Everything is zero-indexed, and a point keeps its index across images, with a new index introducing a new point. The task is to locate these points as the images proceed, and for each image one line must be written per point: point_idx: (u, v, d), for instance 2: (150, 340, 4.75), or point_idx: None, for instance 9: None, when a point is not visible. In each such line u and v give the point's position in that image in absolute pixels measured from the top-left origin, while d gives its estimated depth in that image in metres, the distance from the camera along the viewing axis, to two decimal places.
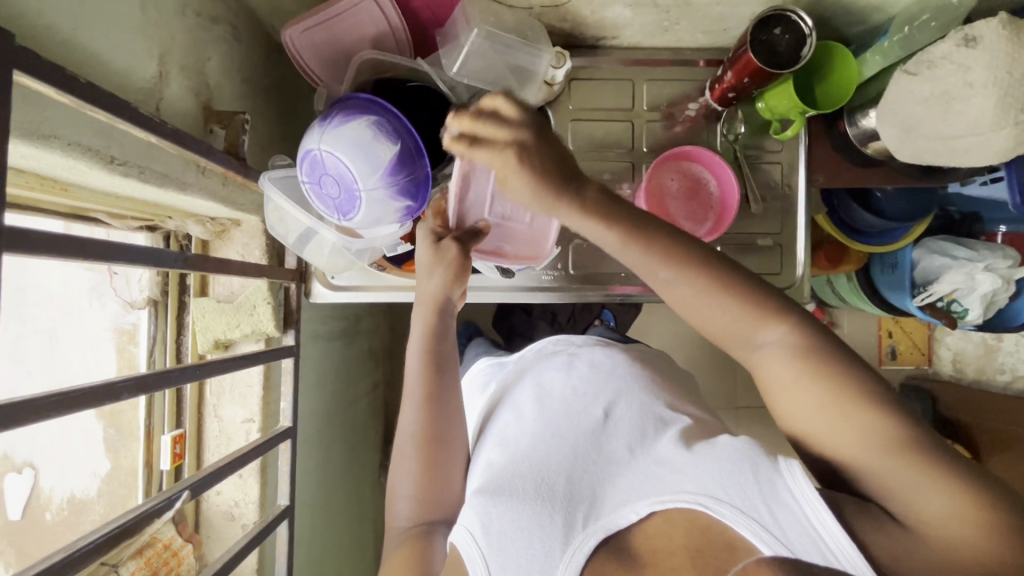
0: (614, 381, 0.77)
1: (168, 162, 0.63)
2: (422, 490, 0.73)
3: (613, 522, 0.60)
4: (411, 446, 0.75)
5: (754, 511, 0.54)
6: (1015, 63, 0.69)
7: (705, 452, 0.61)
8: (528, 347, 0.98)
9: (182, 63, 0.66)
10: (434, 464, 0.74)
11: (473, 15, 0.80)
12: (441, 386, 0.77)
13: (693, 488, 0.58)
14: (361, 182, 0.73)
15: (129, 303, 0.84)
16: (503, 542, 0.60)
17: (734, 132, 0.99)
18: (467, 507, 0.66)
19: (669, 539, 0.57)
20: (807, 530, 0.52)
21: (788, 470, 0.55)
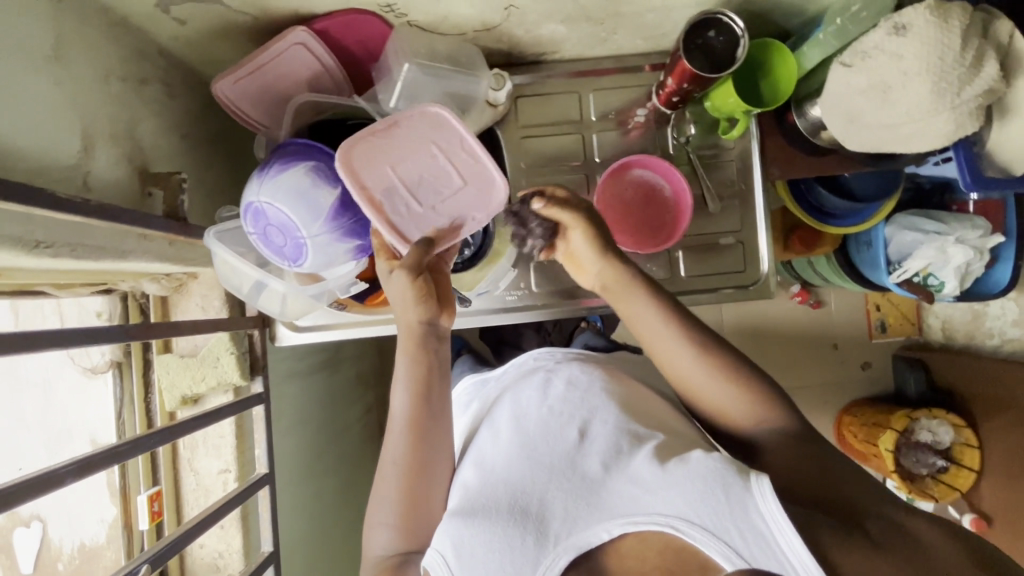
0: (592, 398, 0.76)
1: (102, 235, 0.63)
2: (402, 520, 0.74)
3: (585, 541, 0.62)
4: (394, 477, 0.75)
5: (726, 536, 0.57)
6: (945, 48, 0.69)
7: (678, 471, 0.62)
8: (510, 364, 0.96)
9: (110, 132, 0.66)
10: (419, 493, 0.74)
11: (403, 50, 0.80)
12: (430, 425, 0.76)
13: (667, 510, 0.60)
14: (305, 230, 0.73)
15: (91, 369, 0.84)
16: (475, 567, 0.63)
17: (684, 135, 0.99)
18: (440, 530, 0.68)
19: (644, 559, 0.60)
20: (775, 552, 0.55)
21: (759, 489, 0.58)
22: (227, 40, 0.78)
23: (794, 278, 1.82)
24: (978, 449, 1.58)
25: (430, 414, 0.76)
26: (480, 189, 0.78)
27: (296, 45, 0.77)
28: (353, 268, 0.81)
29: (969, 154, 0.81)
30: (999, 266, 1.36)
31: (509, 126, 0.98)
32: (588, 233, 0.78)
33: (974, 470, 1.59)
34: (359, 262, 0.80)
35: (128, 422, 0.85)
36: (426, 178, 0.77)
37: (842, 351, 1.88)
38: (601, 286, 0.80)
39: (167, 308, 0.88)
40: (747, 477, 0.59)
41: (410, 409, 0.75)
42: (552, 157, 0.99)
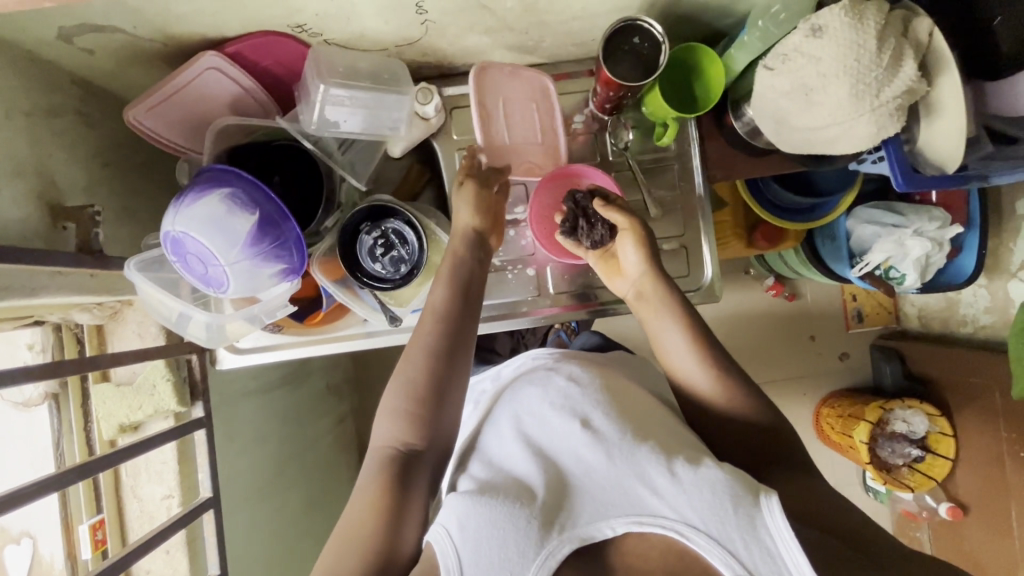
0: (593, 395, 0.77)
1: (8, 274, 0.63)
2: (409, 412, 0.71)
3: (588, 534, 0.62)
4: (403, 392, 0.72)
5: (730, 544, 0.59)
6: (861, 50, 0.68)
7: (687, 476, 0.64)
8: (507, 364, 0.97)
9: (14, 169, 0.65)
10: (433, 412, 0.71)
11: (319, 70, 0.78)
12: (444, 368, 0.73)
13: (673, 515, 0.61)
14: (223, 258, 0.73)
15: (26, 402, 0.84)
16: (479, 545, 0.60)
17: (621, 141, 0.96)
18: (446, 506, 0.66)
19: (646, 560, 0.61)
20: (778, 566, 0.58)
21: (768, 507, 0.60)
22: (142, 65, 0.77)
23: (767, 271, 1.80)
24: (952, 438, 1.55)
25: (447, 361, 0.73)
26: (552, 146, 0.95)
27: (210, 69, 0.76)
28: (287, 291, 0.81)
29: (898, 151, 0.82)
30: (962, 256, 1.35)
31: (445, 137, 0.97)
32: (638, 243, 0.81)
33: (949, 459, 1.56)
34: (291, 283, 0.80)
35: (67, 452, 0.85)
36: (521, 116, 0.93)
37: (818, 343, 1.87)
38: (635, 292, 0.83)
39: (103, 337, 0.88)
40: (757, 495, 0.62)
41: (422, 363, 0.72)
42: None
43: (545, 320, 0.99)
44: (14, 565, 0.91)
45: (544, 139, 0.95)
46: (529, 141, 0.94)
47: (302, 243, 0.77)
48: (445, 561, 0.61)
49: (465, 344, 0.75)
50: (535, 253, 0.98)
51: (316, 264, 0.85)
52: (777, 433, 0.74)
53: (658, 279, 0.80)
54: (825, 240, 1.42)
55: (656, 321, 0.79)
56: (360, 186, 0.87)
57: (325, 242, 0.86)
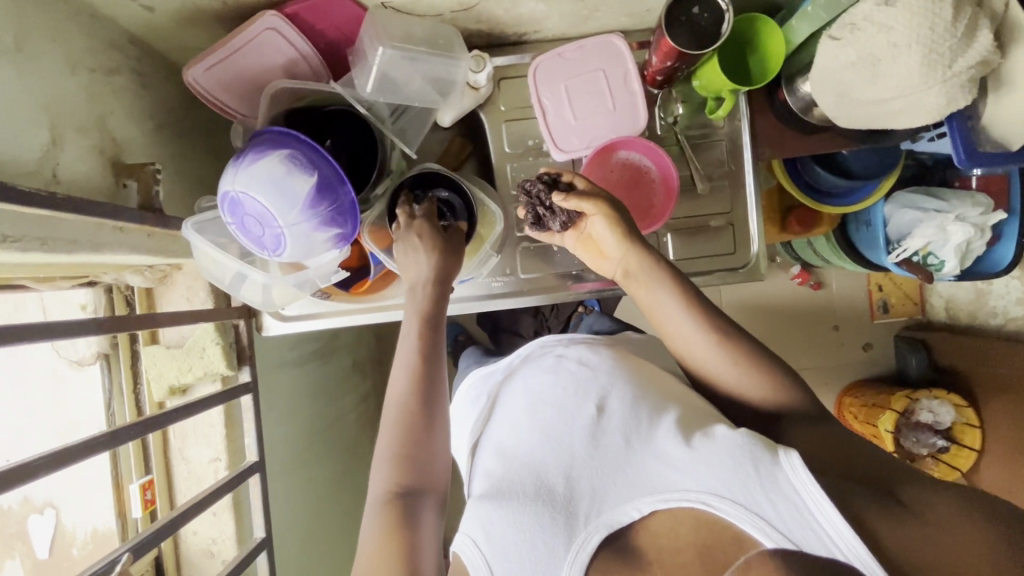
0: (604, 375, 0.77)
1: (75, 228, 0.63)
2: (397, 457, 0.70)
3: (615, 519, 0.64)
4: (394, 417, 0.72)
5: (757, 508, 0.58)
6: (937, 18, 0.67)
7: (705, 447, 0.63)
8: (520, 352, 0.95)
9: (79, 124, 0.65)
10: (420, 440, 0.71)
11: (378, 31, 0.77)
12: (433, 386, 0.74)
13: (697, 488, 0.61)
14: (282, 219, 0.73)
15: (78, 361, 0.85)
16: (504, 544, 0.63)
17: (671, 114, 0.97)
18: (470, 513, 0.69)
19: (678, 535, 0.61)
20: (815, 528, 0.56)
21: (788, 462, 0.59)
22: (199, 26, 0.77)
23: (793, 258, 1.78)
24: (978, 430, 1.53)
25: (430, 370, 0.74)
26: (624, 118, 0.94)
27: (267, 30, 0.76)
28: (336, 257, 0.81)
29: (963, 127, 0.79)
30: (1001, 244, 1.32)
31: (492, 108, 0.96)
32: (611, 221, 0.78)
33: (974, 450, 1.55)
34: (341, 250, 0.81)
35: (118, 412, 0.86)
36: (588, 94, 0.94)
37: (843, 332, 1.85)
38: (623, 271, 0.79)
39: (153, 300, 0.88)
40: (775, 452, 0.60)
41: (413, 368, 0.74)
42: (538, 140, 0.97)
43: (587, 293, 0.98)
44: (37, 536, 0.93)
45: (616, 108, 0.94)
46: (598, 113, 0.94)
47: (355, 208, 0.76)
48: (477, 569, 0.64)
49: (438, 365, 0.75)
50: None
51: (366, 232, 0.85)
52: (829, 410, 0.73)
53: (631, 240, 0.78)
54: (860, 227, 1.40)
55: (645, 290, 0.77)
56: (411, 152, 0.86)
57: (375, 210, 0.86)
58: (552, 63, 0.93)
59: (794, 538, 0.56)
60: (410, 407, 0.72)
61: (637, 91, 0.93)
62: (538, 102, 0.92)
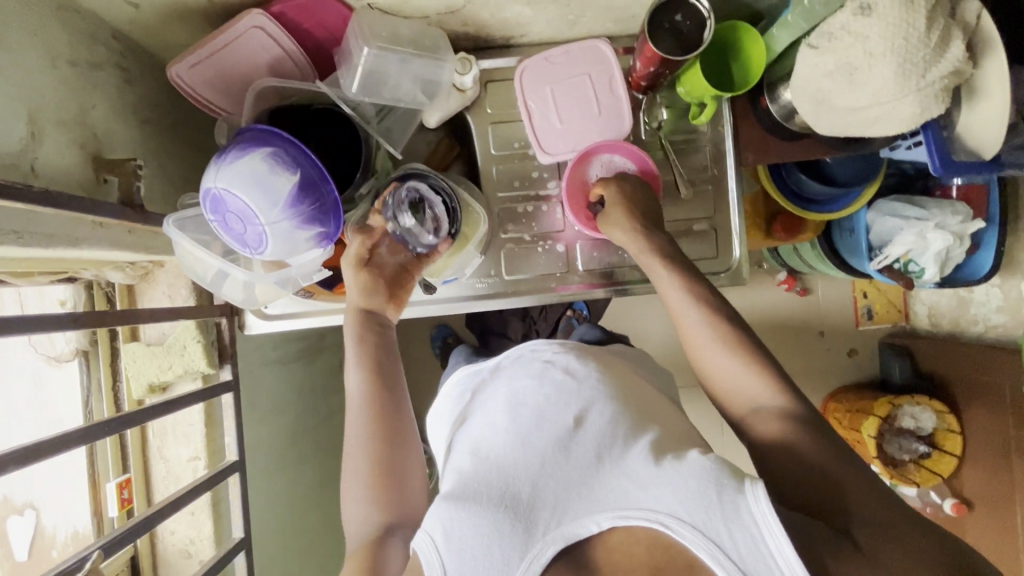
0: (588, 389, 0.78)
1: (53, 222, 0.63)
2: (371, 492, 0.72)
3: (574, 532, 0.62)
4: (362, 442, 0.74)
5: (714, 534, 0.57)
6: (911, 28, 0.68)
7: (673, 468, 0.63)
8: (506, 355, 0.95)
9: (59, 118, 0.65)
10: (391, 468, 0.73)
11: (363, 33, 0.78)
12: (390, 407, 0.76)
13: (656, 507, 0.61)
14: (263, 217, 0.73)
15: (57, 357, 0.84)
16: (463, 547, 0.62)
17: (655, 119, 0.98)
18: (432, 511, 0.68)
19: (632, 555, 0.60)
20: (767, 558, 0.55)
21: (753, 492, 0.58)
22: (185, 23, 0.77)
23: (779, 265, 1.78)
24: (959, 436, 1.55)
25: (387, 395, 0.77)
26: (609, 121, 0.95)
27: (253, 29, 0.76)
28: (320, 257, 0.80)
29: (937, 136, 0.80)
30: (981, 253, 1.35)
31: (479, 111, 0.97)
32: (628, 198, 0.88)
33: (955, 456, 1.56)
34: (324, 250, 0.80)
35: (96, 410, 0.86)
36: (574, 97, 0.95)
37: (828, 339, 1.88)
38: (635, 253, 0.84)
39: (134, 297, 0.88)
40: (741, 481, 0.60)
41: (367, 388, 0.77)
42: (524, 143, 0.97)
43: (571, 296, 0.99)
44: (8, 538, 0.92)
45: (602, 112, 0.95)
46: (583, 116, 0.95)
47: (339, 208, 0.77)
48: (429, 568, 0.63)
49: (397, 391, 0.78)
50: (563, 230, 0.98)
51: (350, 232, 0.85)
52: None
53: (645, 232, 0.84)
54: (845, 233, 1.42)
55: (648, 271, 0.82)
56: (396, 153, 0.87)
57: (359, 209, 0.86)
58: (538, 68, 0.94)
59: (747, 565, 0.56)
60: (375, 433, 0.75)
61: (622, 95, 0.94)
62: (524, 105, 0.94)
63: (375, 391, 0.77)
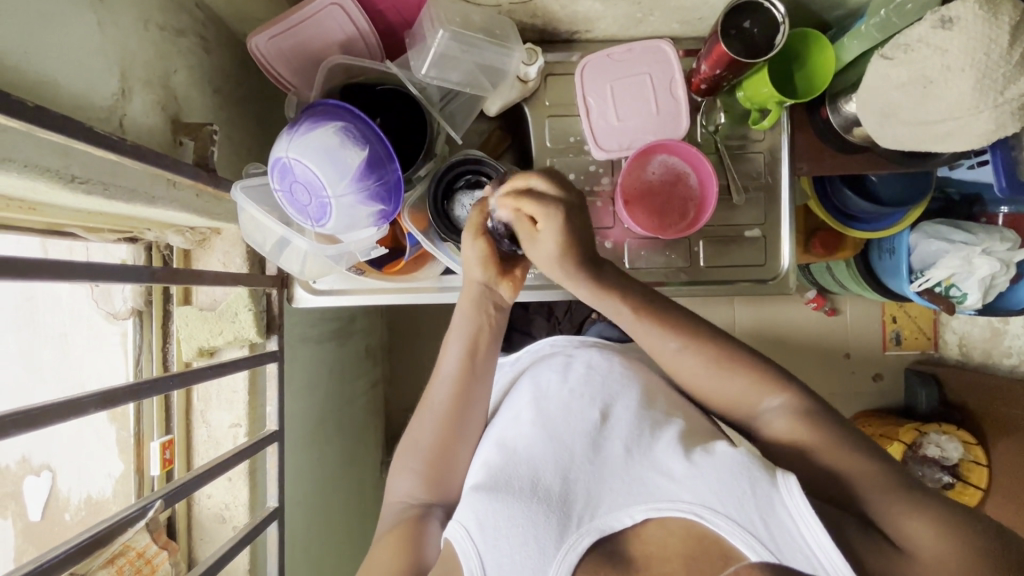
0: (613, 383, 0.78)
1: (135, 178, 0.64)
2: (425, 474, 0.76)
3: (608, 524, 0.63)
4: (433, 422, 0.78)
5: (751, 526, 0.58)
6: (994, 44, 0.67)
7: (704, 461, 0.64)
8: (526, 350, 0.96)
9: (146, 78, 0.67)
10: (447, 448, 0.77)
11: (439, 16, 0.79)
12: (468, 394, 0.79)
13: (690, 498, 0.61)
14: (330, 190, 0.74)
15: (113, 314, 0.88)
16: (497, 540, 0.63)
17: (713, 123, 0.98)
18: (465, 502, 0.68)
19: (666, 545, 0.60)
20: (802, 547, 0.56)
21: (787, 486, 0.58)
22: None
23: (810, 282, 1.74)
24: (985, 468, 1.50)
25: (473, 382, 0.79)
26: (668, 120, 0.95)
27: (330, 6, 0.79)
28: (373, 235, 0.81)
29: (1005, 157, 0.81)
30: None
31: (537, 103, 0.97)
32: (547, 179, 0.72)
33: (980, 489, 1.52)
34: (380, 228, 0.81)
35: (146, 368, 0.89)
36: (634, 96, 0.95)
37: (853, 361, 1.81)
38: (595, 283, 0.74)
39: (189, 261, 0.89)
40: (773, 473, 0.60)
41: (459, 371, 0.79)
42: (579, 138, 0.98)
43: None
44: (50, 489, 0.94)
45: (660, 111, 0.95)
46: (641, 115, 0.95)
47: (400, 186, 0.77)
48: (468, 562, 0.63)
49: (483, 378, 0.80)
50: (612, 227, 0.98)
51: (407, 213, 0.86)
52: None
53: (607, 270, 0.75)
54: (882, 255, 1.40)
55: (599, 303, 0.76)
56: (457, 137, 0.88)
57: (416, 191, 0.87)
58: (598, 66, 0.94)
59: (781, 558, 0.56)
60: (445, 419, 0.78)
61: (681, 93, 0.93)
62: (584, 99, 0.94)
63: (463, 379, 0.79)
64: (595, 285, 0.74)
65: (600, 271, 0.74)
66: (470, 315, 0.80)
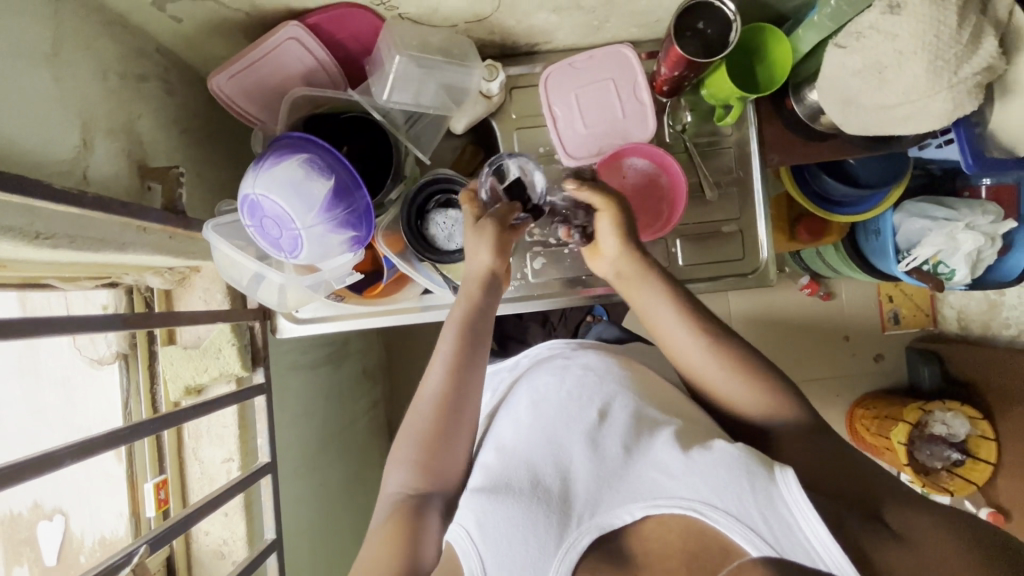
0: (610, 382, 0.77)
1: (103, 227, 0.65)
2: (422, 467, 0.74)
3: (607, 522, 0.63)
4: (428, 408, 0.76)
5: (749, 520, 0.58)
6: (943, 25, 0.68)
7: (701, 458, 0.63)
8: (526, 354, 0.95)
9: (108, 128, 0.68)
10: (445, 438, 0.75)
11: (396, 41, 0.80)
12: (463, 381, 0.76)
13: (688, 495, 0.61)
14: (299, 221, 0.75)
15: (97, 360, 0.88)
16: (498, 541, 0.63)
17: (679, 123, 0.98)
18: (463, 503, 0.68)
19: (667, 542, 0.62)
20: (800, 540, 0.57)
21: (785, 480, 0.59)
22: (225, 37, 0.81)
23: (803, 268, 1.74)
24: (994, 442, 1.48)
25: (467, 371, 0.77)
26: (634, 124, 0.95)
27: (289, 40, 0.79)
28: (349, 260, 0.82)
29: (969, 134, 0.81)
30: (1013, 254, 1.30)
31: (504, 117, 0.98)
32: (615, 220, 0.79)
33: (991, 463, 1.48)
34: (356, 253, 0.82)
35: (134, 411, 0.89)
36: (599, 103, 0.95)
37: (853, 344, 1.80)
38: (616, 274, 0.82)
39: (171, 301, 0.90)
40: (771, 469, 0.60)
41: (451, 359, 0.77)
42: (548, 148, 0.99)
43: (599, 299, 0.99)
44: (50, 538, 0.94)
45: (627, 116, 0.95)
46: (608, 121, 0.95)
47: (370, 212, 0.78)
48: (467, 560, 0.63)
49: (477, 367, 0.77)
50: None
51: (380, 236, 0.87)
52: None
53: (647, 264, 0.80)
54: (868, 236, 1.39)
55: (629, 290, 0.80)
56: (425, 158, 0.88)
57: (389, 214, 0.88)
58: (562, 77, 0.95)
59: (780, 552, 0.57)
60: (439, 408, 0.75)
61: (647, 96, 0.94)
62: (549, 108, 0.95)
63: (456, 366, 0.76)
64: (646, 270, 0.79)
65: (643, 261, 0.79)
66: (470, 303, 0.80)
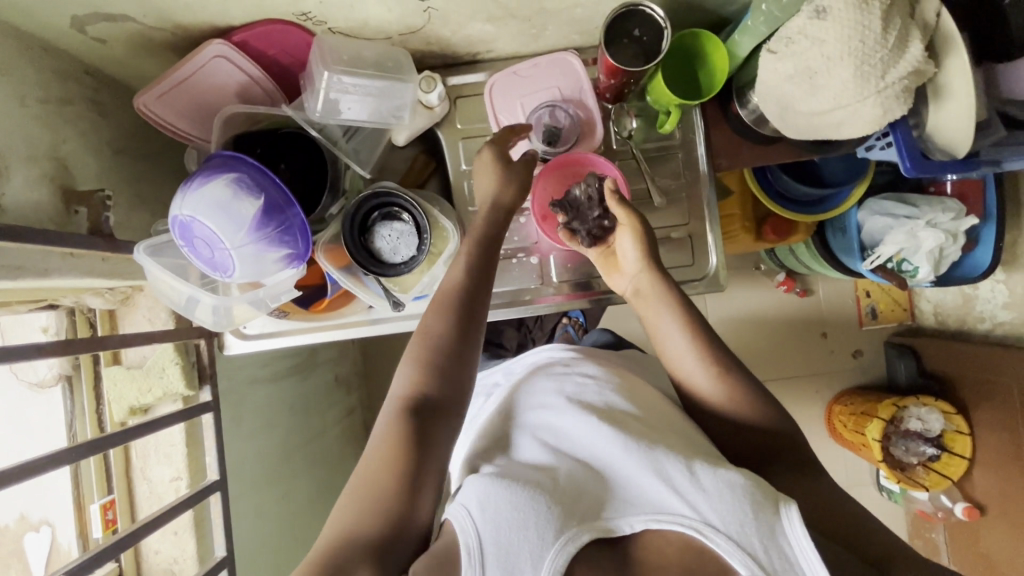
0: (610, 392, 0.75)
1: (22, 254, 0.65)
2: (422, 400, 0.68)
3: (607, 526, 0.59)
4: (437, 331, 0.72)
5: (748, 545, 0.56)
6: (866, 31, 0.68)
7: (708, 476, 0.60)
8: (519, 359, 0.92)
9: (27, 154, 0.67)
10: (454, 374, 0.70)
11: (326, 57, 0.80)
12: (471, 322, 0.73)
13: (692, 514, 0.58)
14: (227, 241, 0.75)
15: (39, 383, 0.89)
16: (501, 528, 0.56)
17: (625, 129, 0.97)
18: (466, 485, 0.62)
19: (665, 557, 0.58)
20: (793, 565, 0.55)
21: (789, 515, 0.57)
22: (154, 56, 0.80)
23: (778, 266, 1.72)
24: (968, 437, 1.46)
25: (474, 310, 0.74)
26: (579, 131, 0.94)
27: (216, 58, 0.79)
28: (291, 276, 0.82)
29: (906, 137, 0.80)
30: (979, 249, 1.30)
31: (449, 126, 0.97)
32: (637, 237, 0.81)
33: (965, 458, 1.47)
34: (296, 269, 0.81)
35: (81, 432, 0.90)
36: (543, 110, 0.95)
37: (831, 340, 1.78)
38: (634, 289, 0.83)
39: (115, 321, 0.90)
40: (777, 503, 0.58)
41: (456, 304, 0.73)
42: None
43: (549, 308, 0.99)
44: None
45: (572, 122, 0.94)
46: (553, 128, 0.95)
47: (305, 228, 0.78)
48: (464, 537, 0.57)
49: (481, 316, 0.74)
50: (538, 242, 0.98)
51: (321, 251, 0.85)
52: (769, 445, 0.72)
53: (662, 281, 0.80)
54: (837, 233, 1.38)
55: (642, 307, 0.81)
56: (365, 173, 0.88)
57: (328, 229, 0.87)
58: (506, 86, 0.95)
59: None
60: (448, 345, 0.71)
61: (591, 103, 0.93)
62: (496, 118, 0.94)
63: (466, 308, 0.73)
64: (672, 297, 0.78)
65: (671, 284, 0.79)
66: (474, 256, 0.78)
